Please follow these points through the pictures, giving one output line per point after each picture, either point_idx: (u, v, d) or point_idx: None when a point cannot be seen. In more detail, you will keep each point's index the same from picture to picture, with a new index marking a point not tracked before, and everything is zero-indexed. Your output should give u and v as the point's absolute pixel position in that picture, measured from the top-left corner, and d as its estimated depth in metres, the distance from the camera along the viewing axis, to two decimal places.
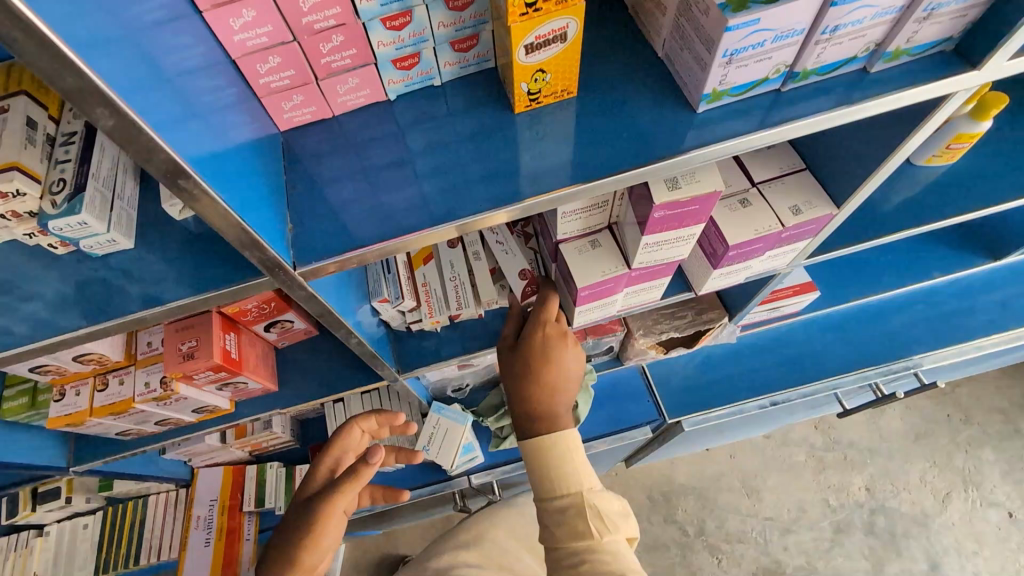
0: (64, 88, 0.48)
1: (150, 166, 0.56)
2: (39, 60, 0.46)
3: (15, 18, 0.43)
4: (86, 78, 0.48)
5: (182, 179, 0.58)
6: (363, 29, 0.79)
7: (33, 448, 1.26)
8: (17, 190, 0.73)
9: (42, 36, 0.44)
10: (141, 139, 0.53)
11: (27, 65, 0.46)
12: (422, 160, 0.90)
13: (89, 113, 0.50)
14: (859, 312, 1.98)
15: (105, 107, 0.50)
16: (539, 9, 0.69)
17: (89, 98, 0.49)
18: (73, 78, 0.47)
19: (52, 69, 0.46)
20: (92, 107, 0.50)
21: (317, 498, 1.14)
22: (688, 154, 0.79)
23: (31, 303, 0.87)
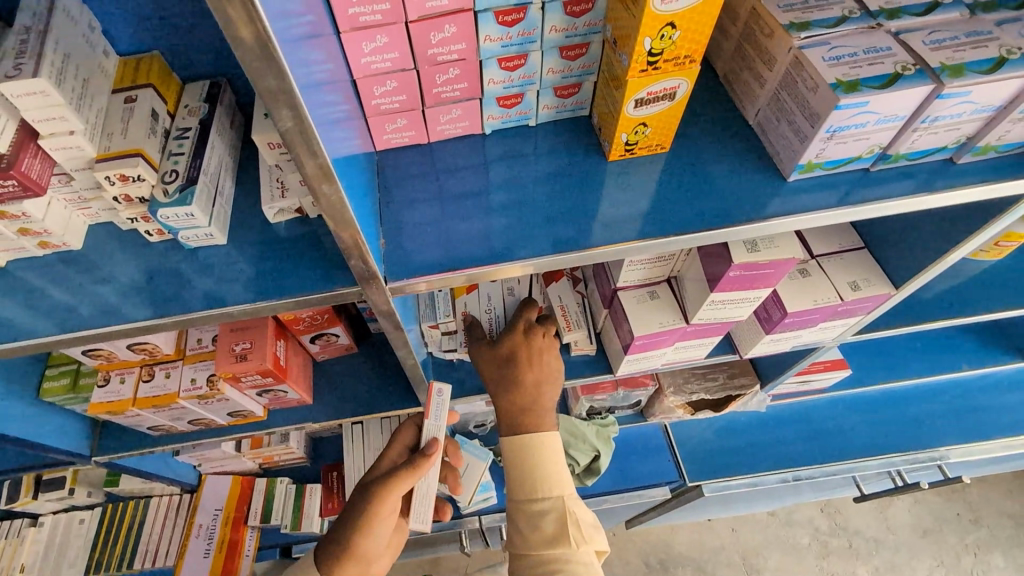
0: (262, 89, 0.49)
1: (304, 167, 0.58)
2: (252, 59, 0.47)
3: (253, 22, 0.44)
4: (286, 81, 0.49)
5: (326, 183, 0.61)
6: (479, 66, 0.83)
7: (64, 433, 1.25)
8: (138, 175, 0.75)
9: (267, 40, 0.46)
10: (311, 144, 0.55)
11: (240, 62, 0.47)
12: (509, 193, 0.93)
13: (273, 113, 0.52)
14: (887, 396, 1.95)
15: (292, 110, 0.51)
16: (658, 67, 0.73)
17: (280, 100, 0.51)
18: (275, 81, 0.49)
19: (260, 69, 0.48)
20: (279, 107, 0.51)
21: (371, 490, 1.16)
22: (777, 220, 0.82)
23: (114, 286, 0.88)
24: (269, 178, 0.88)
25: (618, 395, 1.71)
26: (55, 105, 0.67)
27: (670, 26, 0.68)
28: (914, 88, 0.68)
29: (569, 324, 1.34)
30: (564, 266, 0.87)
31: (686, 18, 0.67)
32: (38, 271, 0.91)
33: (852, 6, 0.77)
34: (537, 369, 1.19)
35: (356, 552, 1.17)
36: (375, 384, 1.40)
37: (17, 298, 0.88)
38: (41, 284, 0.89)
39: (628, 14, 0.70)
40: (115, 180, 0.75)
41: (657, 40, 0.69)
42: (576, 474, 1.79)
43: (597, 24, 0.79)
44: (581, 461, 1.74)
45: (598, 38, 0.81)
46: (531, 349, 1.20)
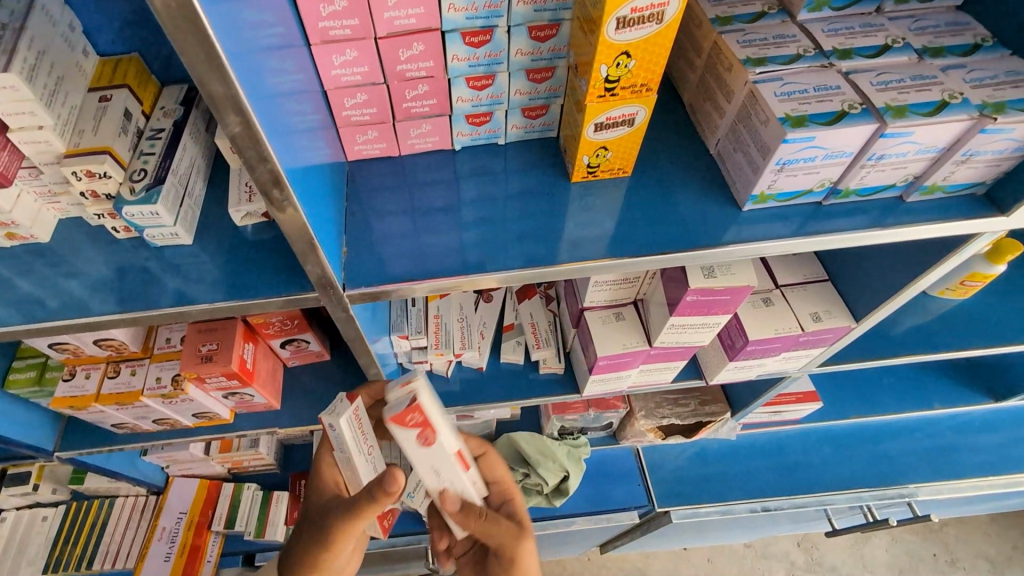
0: (211, 94, 0.51)
1: (255, 172, 0.59)
2: (200, 65, 0.48)
3: (201, 32, 0.46)
4: (234, 87, 0.51)
5: (277, 190, 0.62)
6: (448, 84, 0.85)
7: (27, 425, 1.25)
8: (104, 172, 0.77)
9: (214, 49, 0.48)
10: (261, 151, 0.57)
11: (188, 67, 0.48)
12: (473, 209, 0.95)
13: (222, 118, 0.53)
14: (860, 430, 1.94)
15: (240, 115, 0.53)
16: (615, 94, 0.75)
17: (228, 106, 0.52)
18: (223, 88, 0.51)
19: (208, 75, 0.49)
20: (227, 113, 0.53)
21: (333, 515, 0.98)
22: (733, 248, 0.84)
23: (81, 280, 0.90)
24: (239, 183, 0.90)
25: (589, 416, 1.70)
26: (25, 100, 0.69)
27: (625, 55, 0.70)
28: (859, 126, 0.71)
29: (537, 341, 1.37)
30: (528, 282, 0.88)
31: (641, 48, 0.69)
32: (4, 262, 0.92)
33: (808, 45, 0.80)
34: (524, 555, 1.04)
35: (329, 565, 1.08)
36: (343, 393, 1.41)
37: None
38: (7, 274, 0.90)
39: (587, 41, 0.72)
40: (82, 176, 0.77)
41: (613, 68, 0.71)
42: (544, 494, 1.77)
43: (561, 50, 0.81)
44: (550, 481, 1.71)
45: (563, 63, 0.83)
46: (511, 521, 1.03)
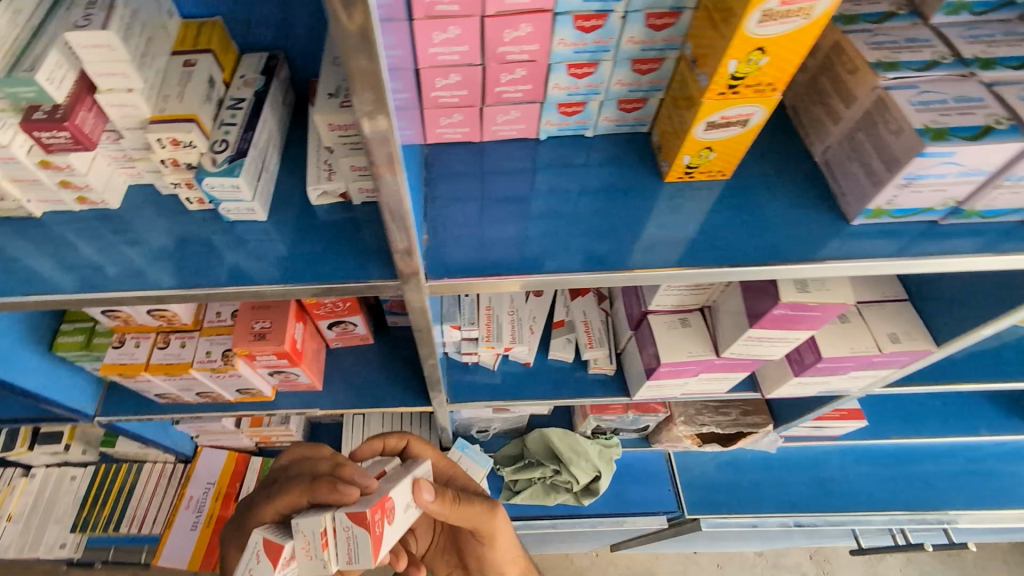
0: (351, 69, 0.46)
1: (375, 154, 0.55)
2: (349, 38, 0.44)
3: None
4: (376, 63, 0.47)
5: (390, 174, 0.58)
6: (547, 69, 0.80)
7: (72, 389, 1.23)
8: (189, 141, 0.73)
9: (368, 20, 0.43)
10: (386, 132, 0.52)
11: (335, 37, 0.44)
12: (557, 203, 0.90)
13: (356, 95, 0.49)
14: (901, 451, 1.88)
15: (376, 95, 0.49)
16: (737, 91, 0.71)
17: (365, 82, 0.48)
18: (364, 62, 0.46)
19: (354, 49, 0.45)
20: (361, 90, 0.48)
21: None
22: (832, 263, 0.79)
23: (148, 249, 0.86)
24: (317, 160, 0.86)
25: (626, 418, 1.67)
26: (118, 61, 0.65)
27: (759, 51, 0.65)
28: (1008, 144, 0.66)
29: (591, 340, 1.32)
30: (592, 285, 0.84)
31: (778, 44, 0.65)
32: (69, 226, 0.88)
33: (944, 51, 0.75)
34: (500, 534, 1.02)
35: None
36: (385, 378, 1.38)
37: (48, 250, 0.86)
38: (72, 240, 0.87)
39: (716, 34, 0.67)
40: (167, 143, 0.73)
41: (743, 64, 0.66)
42: (573, 492, 1.74)
43: (676, 41, 0.76)
44: (581, 479, 1.68)
45: (674, 55, 0.79)
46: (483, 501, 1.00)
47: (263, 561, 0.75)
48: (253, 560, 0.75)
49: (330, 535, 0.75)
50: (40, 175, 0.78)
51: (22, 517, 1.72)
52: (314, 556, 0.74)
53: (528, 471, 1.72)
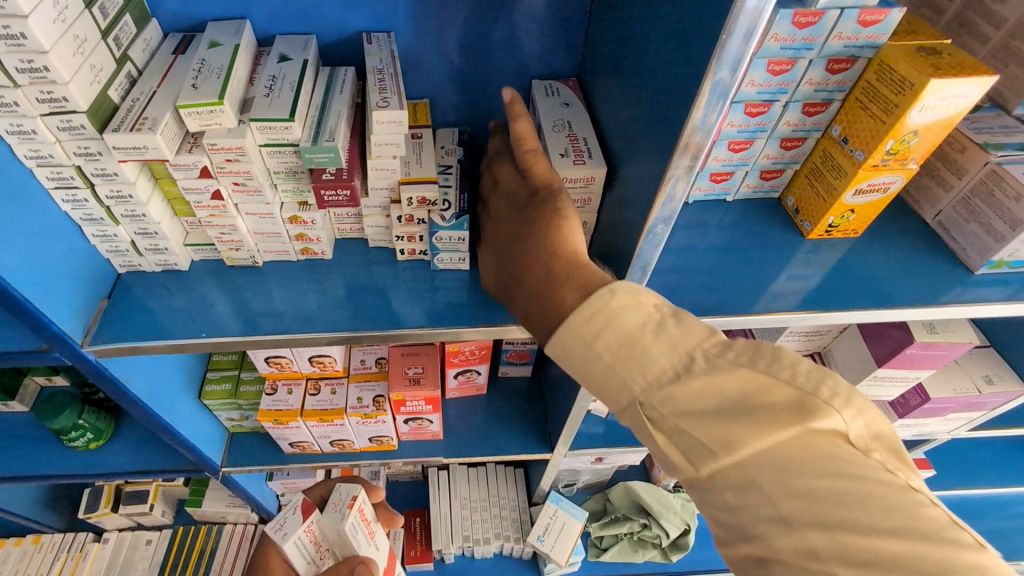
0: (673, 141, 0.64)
1: (661, 208, 0.70)
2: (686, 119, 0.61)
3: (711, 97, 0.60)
4: None
5: (654, 226, 0.73)
6: (714, 145, 0.96)
7: (208, 437, 1.26)
8: (432, 199, 0.86)
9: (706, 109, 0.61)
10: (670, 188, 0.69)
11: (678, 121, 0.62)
12: (711, 256, 1.04)
13: (674, 161, 0.65)
14: (966, 503, 1.93)
15: (688, 161, 0.64)
16: (886, 165, 0.88)
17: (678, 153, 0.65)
18: (695, 137, 0.62)
19: (689, 124, 0.61)
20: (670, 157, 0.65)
21: None
22: (959, 306, 0.93)
23: (358, 293, 0.97)
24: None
25: None
26: (400, 134, 0.79)
27: (913, 134, 0.82)
28: None
29: None
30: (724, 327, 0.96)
31: (929, 128, 0.82)
32: (282, 275, 0.99)
33: None
34: (619, 315, 0.64)
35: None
36: (501, 426, 1.43)
37: (268, 297, 0.96)
38: (287, 288, 0.97)
39: (871, 120, 0.85)
40: (414, 202, 0.86)
41: (898, 143, 0.84)
42: (660, 548, 1.73)
43: (822, 125, 0.94)
44: (672, 533, 1.68)
45: (817, 135, 0.96)
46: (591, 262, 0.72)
47: (294, 516, 0.92)
48: (287, 513, 0.92)
49: (365, 518, 0.97)
50: (283, 228, 0.90)
51: None
52: (338, 510, 0.93)
53: (614, 525, 1.72)
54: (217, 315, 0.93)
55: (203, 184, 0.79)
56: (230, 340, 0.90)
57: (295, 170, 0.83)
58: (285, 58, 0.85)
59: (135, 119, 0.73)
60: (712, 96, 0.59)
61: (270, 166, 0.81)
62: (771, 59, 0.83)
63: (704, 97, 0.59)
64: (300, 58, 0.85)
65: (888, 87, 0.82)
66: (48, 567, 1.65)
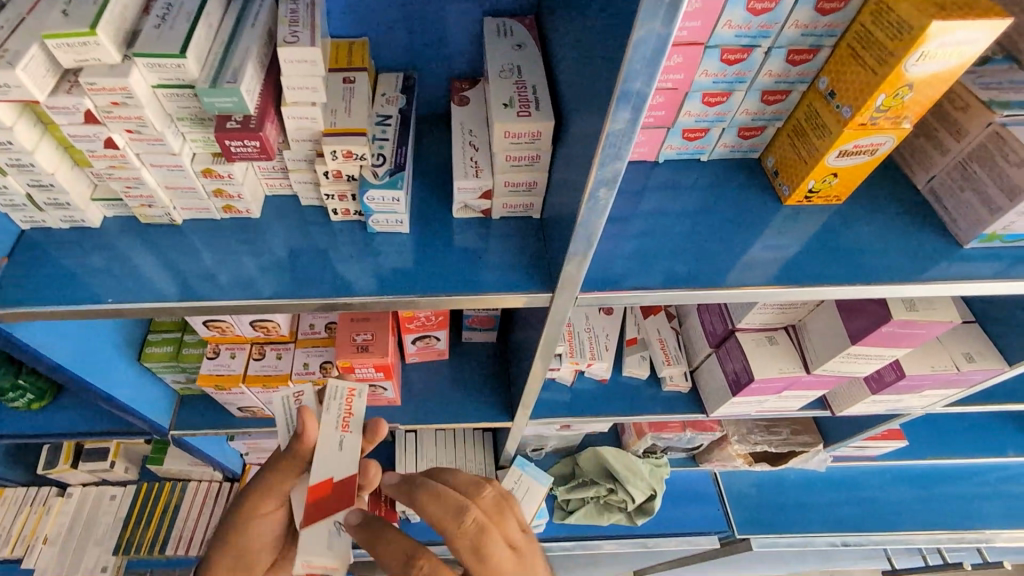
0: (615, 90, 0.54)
1: (602, 169, 0.61)
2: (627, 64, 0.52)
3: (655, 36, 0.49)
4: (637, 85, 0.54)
5: (598, 191, 0.64)
6: (685, 97, 0.85)
7: (152, 401, 1.21)
8: (360, 154, 0.76)
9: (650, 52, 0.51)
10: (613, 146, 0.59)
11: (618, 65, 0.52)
12: (679, 221, 0.95)
13: (614, 114, 0.56)
14: (938, 471, 1.93)
15: (629, 114, 0.55)
16: (875, 124, 0.77)
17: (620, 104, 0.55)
18: (636, 85, 0.53)
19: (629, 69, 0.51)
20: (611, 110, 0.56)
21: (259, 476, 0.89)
22: (942, 283, 0.85)
23: (289, 256, 0.88)
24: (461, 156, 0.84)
25: (682, 437, 1.69)
26: (314, 76, 0.68)
27: (908, 88, 0.72)
28: None
29: (667, 358, 1.36)
30: (687, 302, 0.88)
31: (927, 82, 0.71)
32: (206, 234, 0.90)
33: None
34: None
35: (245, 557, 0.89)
36: (462, 393, 1.38)
37: (188, 258, 0.87)
38: (209, 249, 0.88)
39: (863, 70, 0.74)
40: (339, 156, 0.76)
41: (890, 98, 0.73)
42: (626, 511, 1.74)
43: (809, 76, 0.83)
44: (638, 499, 1.68)
45: (803, 87, 0.85)
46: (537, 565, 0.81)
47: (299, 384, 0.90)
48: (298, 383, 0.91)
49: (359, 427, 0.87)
50: (197, 183, 0.80)
51: (59, 539, 1.65)
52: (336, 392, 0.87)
53: (582, 490, 1.72)
54: (128, 276, 0.85)
55: (91, 131, 0.69)
56: (162, 306, 0.82)
57: (201, 117, 0.72)
58: None
59: None
60: (652, 34, 0.49)
61: (169, 112, 0.71)
62: None
63: (643, 36, 0.49)
64: None
65: (885, 30, 0.70)
66: (12, 521, 1.65)
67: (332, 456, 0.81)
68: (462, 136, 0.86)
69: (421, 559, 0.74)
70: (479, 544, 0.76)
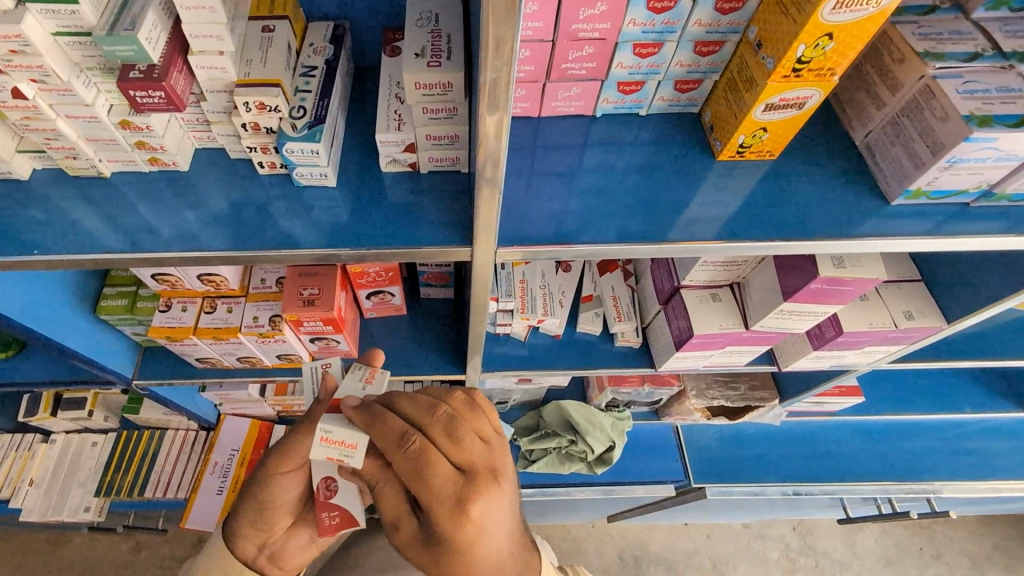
0: (492, 38, 0.54)
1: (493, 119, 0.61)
2: (499, 8, 0.51)
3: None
4: (514, 32, 0.53)
5: (495, 143, 0.64)
6: (614, 48, 0.84)
7: (110, 352, 1.24)
8: (274, 106, 0.76)
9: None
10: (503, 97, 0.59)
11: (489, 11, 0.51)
12: (613, 176, 0.94)
13: (491, 62, 0.55)
14: (894, 426, 1.99)
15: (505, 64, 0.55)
16: (799, 75, 0.76)
17: (499, 52, 0.55)
18: (506, 31, 0.53)
19: (498, 17, 0.52)
20: (492, 58, 0.55)
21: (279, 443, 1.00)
22: (866, 239, 0.86)
23: (218, 210, 0.89)
24: (385, 109, 0.84)
25: (641, 392, 1.73)
26: (217, 23, 0.68)
27: (827, 38, 0.70)
28: None
29: (619, 314, 1.38)
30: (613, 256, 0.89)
31: (845, 31, 0.70)
32: (136, 187, 0.90)
33: (984, 44, 0.81)
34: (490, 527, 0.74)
35: (264, 514, 0.99)
36: (418, 347, 1.41)
37: (118, 211, 0.88)
38: (139, 201, 0.89)
39: (786, 20, 0.72)
40: (253, 107, 0.76)
41: (810, 49, 0.72)
42: (587, 461, 1.81)
43: (739, 25, 0.81)
44: (596, 449, 1.74)
45: (735, 38, 0.83)
46: (507, 463, 0.78)
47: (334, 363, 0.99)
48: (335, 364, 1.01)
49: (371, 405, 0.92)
50: (118, 135, 0.80)
51: (45, 482, 1.73)
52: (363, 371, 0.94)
53: (545, 441, 1.79)
54: (59, 227, 0.86)
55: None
56: (101, 258, 0.83)
57: (110, 67, 0.72)
58: None
59: None
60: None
61: (75, 61, 0.70)
62: None
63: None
64: None
65: None
66: None
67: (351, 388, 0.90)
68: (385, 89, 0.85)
69: (409, 440, 0.74)
70: (469, 443, 0.75)
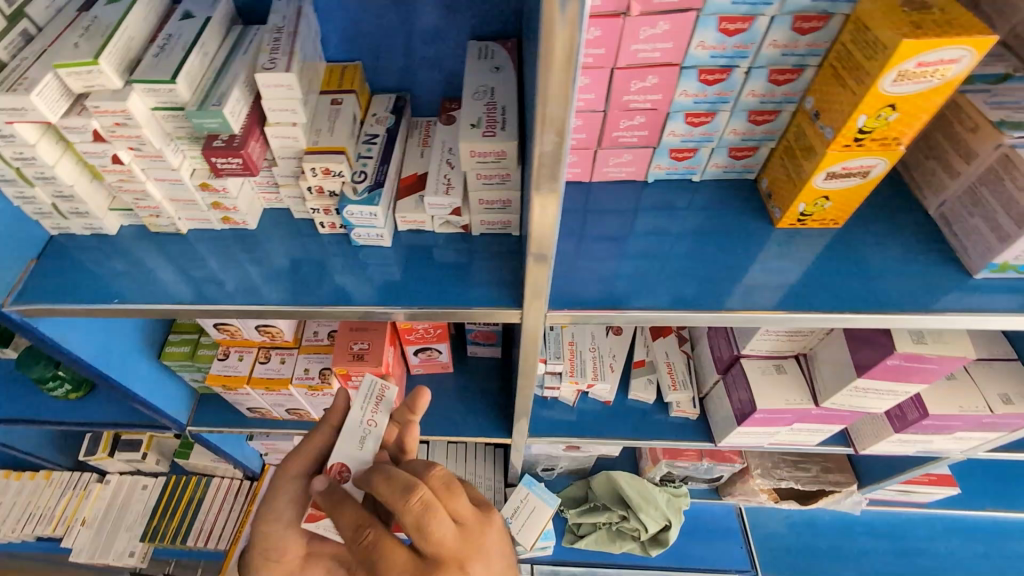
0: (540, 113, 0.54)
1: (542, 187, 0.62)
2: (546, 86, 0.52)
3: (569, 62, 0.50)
4: (564, 108, 0.54)
5: (544, 209, 0.65)
6: (667, 118, 0.84)
7: (169, 396, 1.29)
8: (338, 171, 0.80)
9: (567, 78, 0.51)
10: (554, 168, 0.60)
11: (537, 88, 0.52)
12: (664, 241, 0.92)
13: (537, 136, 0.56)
14: (997, 524, 1.75)
15: (553, 135, 0.56)
16: (862, 144, 0.74)
17: (550, 125, 0.55)
18: (553, 108, 0.54)
19: (546, 95, 0.53)
20: (543, 131, 0.56)
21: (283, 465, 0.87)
22: (950, 317, 0.79)
23: (280, 268, 0.93)
24: (436, 172, 0.87)
25: (700, 467, 1.62)
26: (291, 99, 0.75)
27: (890, 107, 0.68)
28: None
29: (673, 382, 1.32)
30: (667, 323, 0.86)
31: (909, 101, 0.67)
32: (209, 243, 0.96)
33: None
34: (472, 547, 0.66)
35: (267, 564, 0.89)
36: (464, 406, 1.38)
37: (192, 264, 0.94)
38: (211, 257, 0.95)
39: (844, 90, 0.71)
40: (319, 173, 0.81)
41: (872, 118, 0.70)
42: (639, 541, 1.69)
43: (795, 95, 0.80)
44: (650, 528, 1.62)
45: (791, 108, 0.82)
46: (492, 546, 0.67)
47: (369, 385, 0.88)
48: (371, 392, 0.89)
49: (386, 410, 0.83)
50: (197, 195, 0.87)
51: (95, 522, 1.76)
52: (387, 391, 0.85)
53: (594, 514, 1.68)
54: (139, 278, 0.92)
55: (100, 148, 0.77)
56: (173, 308, 0.88)
57: (196, 136, 0.79)
58: (188, 15, 0.79)
59: (17, 78, 0.70)
60: None
61: (168, 131, 0.78)
62: (723, 16, 0.70)
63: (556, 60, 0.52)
64: (204, 15, 0.79)
65: (863, 49, 0.67)
66: (56, 501, 1.79)
67: (415, 159, 0.92)
68: (441, 154, 0.88)
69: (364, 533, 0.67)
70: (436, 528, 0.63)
